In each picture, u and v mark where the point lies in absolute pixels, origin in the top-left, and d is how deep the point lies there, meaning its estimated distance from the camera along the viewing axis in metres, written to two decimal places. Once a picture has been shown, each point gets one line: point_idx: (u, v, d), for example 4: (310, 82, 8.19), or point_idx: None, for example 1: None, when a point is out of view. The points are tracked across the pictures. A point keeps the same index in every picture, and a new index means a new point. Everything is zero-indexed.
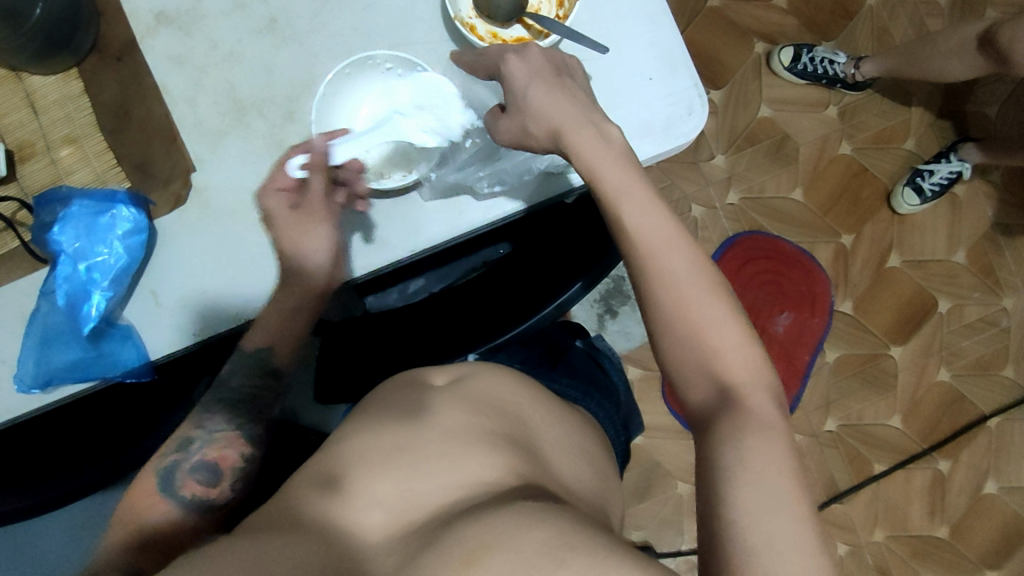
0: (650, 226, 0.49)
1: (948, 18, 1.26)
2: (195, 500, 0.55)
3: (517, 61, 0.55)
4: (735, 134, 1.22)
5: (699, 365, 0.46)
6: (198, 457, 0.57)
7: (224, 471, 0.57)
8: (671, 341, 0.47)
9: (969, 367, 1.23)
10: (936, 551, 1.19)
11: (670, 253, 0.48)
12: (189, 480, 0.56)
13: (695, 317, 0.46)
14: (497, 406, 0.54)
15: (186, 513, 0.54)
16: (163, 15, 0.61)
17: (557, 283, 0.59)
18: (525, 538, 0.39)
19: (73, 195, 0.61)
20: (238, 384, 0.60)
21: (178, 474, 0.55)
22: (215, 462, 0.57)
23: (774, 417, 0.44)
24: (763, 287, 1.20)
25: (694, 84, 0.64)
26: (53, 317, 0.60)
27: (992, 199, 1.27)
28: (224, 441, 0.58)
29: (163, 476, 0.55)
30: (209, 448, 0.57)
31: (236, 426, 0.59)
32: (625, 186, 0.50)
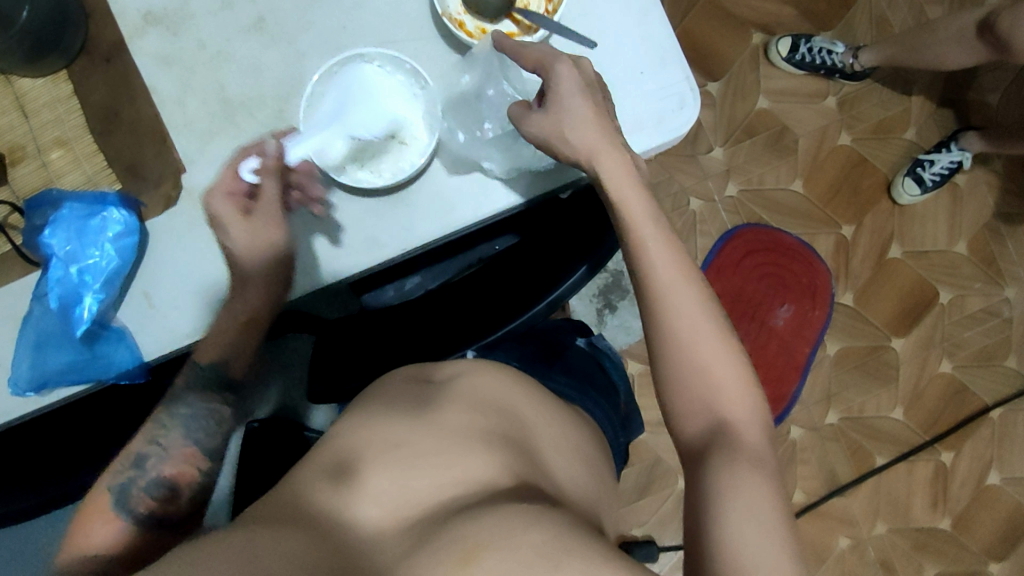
0: (663, 261, 0.54)
1: (948, 6, 1.25)
2: (153, 517, 0.52)
3: (569, 67, 0.55)
4: (733, 126, 1.21)
5: (699, 395, 0.51)
6: (154, 474, 0.54)
7: (181, 486, 0.55)
8: (674, 370, 0.52)
9: (972, 358, 1.22)
10: (939, 543, 1.19)
11: (680, 287, 0.53)
12: (143, 496, 0.53)
13: (700, 349, 0.51)
14: (493, 404, 0.54)
15: (141, 532, 0.51)
16: (150, 15, 0.62)
17: (552, 276, 0.58)
18: (522, 539, 0.39)
19: (63, 198, 0.61)
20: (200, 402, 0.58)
21: (134, 492, 0.53)
22: (173, 478, 0.54)
23: (766, 454, 0.48)
24: (763, 279, 1.19)
25: (686, 77, 0.63)
26: (44, 322, 0.60)
27: (994, 188, 1.26)
28: (180, 456, 0.56)
29: (117, 493, 0.52)
30: (165, 464, 0.55)
31: (194, 442, 0.57)
32: (644, 220, 0.55)
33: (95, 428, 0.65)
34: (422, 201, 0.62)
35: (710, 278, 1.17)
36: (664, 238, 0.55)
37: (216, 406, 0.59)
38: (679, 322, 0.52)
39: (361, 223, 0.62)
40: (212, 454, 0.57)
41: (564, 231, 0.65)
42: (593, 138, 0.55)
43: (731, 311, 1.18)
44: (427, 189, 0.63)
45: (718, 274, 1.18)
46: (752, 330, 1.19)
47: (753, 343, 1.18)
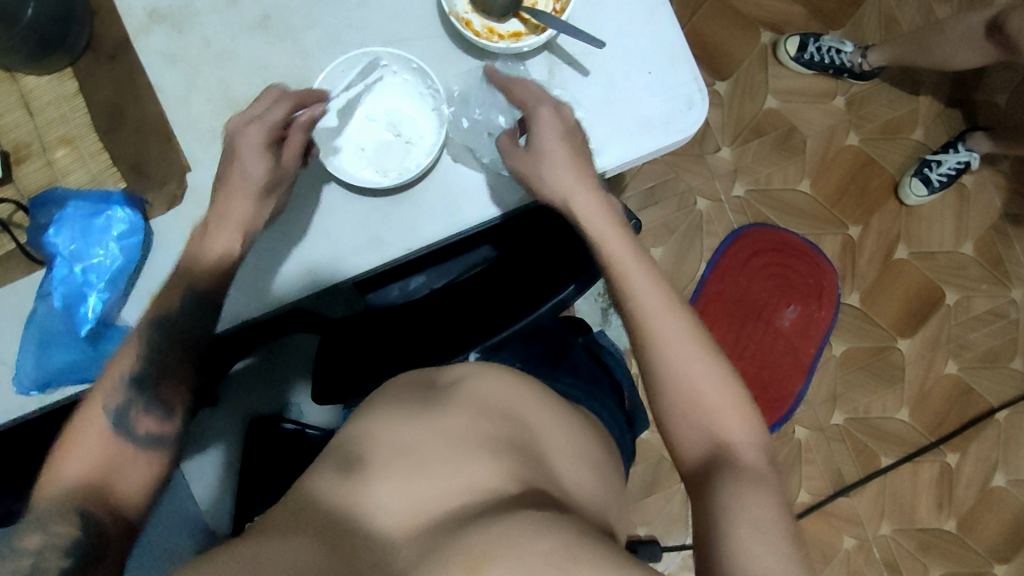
0: (650, 298, 0.56)
1: (956, 5, 1.24)
2: (149, 437, 0.52)
3: (548, 111, 0.59)
4: (741, 125, 1.20)
5: (694, 421, 0.52)
6: (150, 395, 0.53)
7: (172, 407, 0.54)
8: (668, 401, 0.53)
9: (978, 359, 1.22)
10: (944, 544, 1.18)
11: (666, 320, 0.55)
12: (141, 417, 0.52)
13: (693, 374, 0.53)
14: (500, 409, 0.54)
15: (138, 452, 0.51)
16: (155, 13, 0.62)
17: (546, 287, 0.57)
18: (530, 548, 0.39)
19: (68, 197, 0.60)
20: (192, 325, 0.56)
21: (131, 411, 0.52)
22: (166, 399, 0.54)
23: (768, 473, 0.49)
24: (770, 280, 1.18)
25: (694, 77, 0.63)
26: (49, 320, 0.60)
27: (1002, 189, 1.25)
28: (172, 377, 0.55)
29: (114, 411, 0.52)
30: (160, 384, 0.54)
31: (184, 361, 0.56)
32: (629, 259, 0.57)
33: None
34: (428, 200, 0.62)
35: (715, 277, 1.17)
36: (648, 274, 0.57)
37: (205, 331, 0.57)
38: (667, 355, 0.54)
39: (366, 224, 0.62)
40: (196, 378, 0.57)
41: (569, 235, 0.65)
42: (570, 182, 0.58)
43: (736, 311, 1.17)
44: (433, 192, 0.62)
45: (724, 273, 1.17)
46: (758, 329, 1.18)
47: (758, 343, 1.17)
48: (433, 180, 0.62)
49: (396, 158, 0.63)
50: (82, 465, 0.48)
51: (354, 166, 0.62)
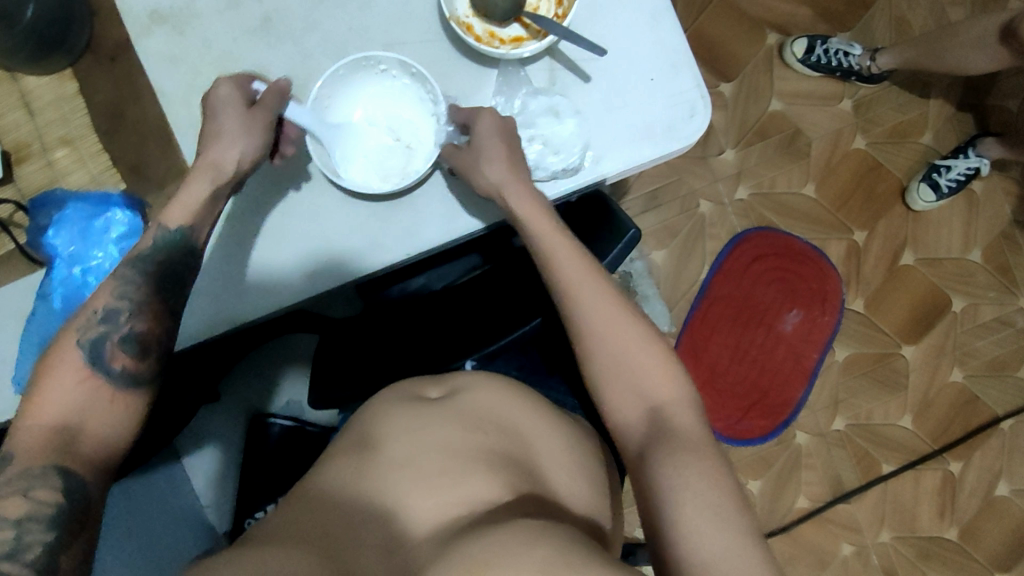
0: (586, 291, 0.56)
1: (969, 8, 1.23)
2: (127, 374, 0.48)
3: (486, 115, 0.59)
4: (746, 127, 1.19)
5: (640, 410, 0.53)
6: (127, 330, 0.50)
7: (149, 344, 0.51)
8: (614, 393, 0.55)
9: (983, 368, 1.21)
10: (945, 553, 1.17)
11: (607, 315, 0.56)
12: (117, 352, 0.48)
13: (641, 366, 0.54)
14: (493, 421, 0.54)
15: (114, 391, 0.47)
16: (156, 14, 0.60)
17: (516, 319, 0.60)
18: (524, 556, 0.38)
19: (68, 198, 0.61)
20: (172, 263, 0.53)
21: (108, 344, 0.48)
22: (143, 335, 0.50)
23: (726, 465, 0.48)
24: (773, 284, 1.17)
25: (697, 84, 0.63)
26: (47, 324, 0.58)
27: (1011, 195, 1.24)
28: (151, 313, 0.52)
29: (90, 345, 0.48)
30: (137, 319, 0.51)
31: (162, 298, 0.52)
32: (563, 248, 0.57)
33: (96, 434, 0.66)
34: (429, 208, 0.62)
35: (717, 281, 1.16)
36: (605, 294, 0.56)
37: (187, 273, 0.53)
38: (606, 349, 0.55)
39: (365, 228, 0.61)
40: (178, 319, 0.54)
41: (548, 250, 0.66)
42: (503, 175, 0.57)
43: (737, 316, 1.16)
44: (429, 196, 0.62)
45: (726, 278, 1.16)
46: (760, 335, 1.17)
47: (760, 349, 1.16)
48: (428, 187, 0.62)
49: (397, 164, 0.64)
50: (55, 403, 0.45)
51: (353, 171, 0.62)
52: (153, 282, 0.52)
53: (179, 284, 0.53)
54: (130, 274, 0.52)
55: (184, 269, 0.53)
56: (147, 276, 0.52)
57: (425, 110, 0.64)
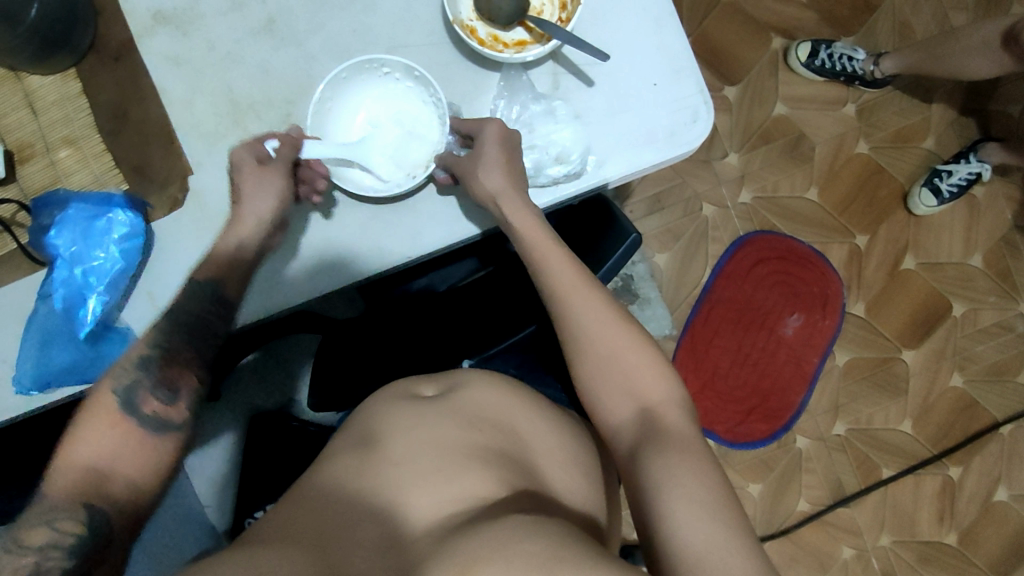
0: (576, 295, 0.56)
1: (972, 13, 1.23)
2: (158, 419, 0.49)
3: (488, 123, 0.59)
4: (749, 131, 1.19)
5: (630, 410, 0.53)
6: (158, 376, 0.51)
7: (181, 389, 0.52)
8: (606, 395, 0.55)
9: (984, 373, 1.21)
10: (944, 557, 1.17)
11: (598, 319, 0.56)
12: (150, 397, 0.50)
13: (633, 373, 0.54)
14: (490, 419, 0.54)
15: (147, 436, 0.48)
16: (159, 15, 0.61)
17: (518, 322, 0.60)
18: (518, 550, 0.38)
19: (70, 198, 0.61)
20: (199, 310, 0.55)
21: (140, 391, 0.50)
22: (173, 379, 0.52)
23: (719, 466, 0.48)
24: (775, 288, 1.17)
25: (699, 90, 0.63)
26: (50, 321, 0.60)
27: (1013, 201, 1.24)
28: (181, 358, 0.53)
29: (123, 394, 0.49)
30: (167, 365, 0.52)
31: (192, 345, 0.54)
32: (554, 256, 0.57)
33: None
34: (428, 211, 0.62)
35: (719, 284, 1.16)
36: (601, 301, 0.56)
37: (214, 318, 0.56)
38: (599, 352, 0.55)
39: (365, 230, 0.61)
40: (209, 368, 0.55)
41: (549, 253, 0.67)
42: (497, 181, 0.57)
43: (738, 319, 1.16)
44: (430, 199, 0.62)
45: (728, 281, 1.16)
46: (761, 339, 1.17)
47: (761, 353, 1.17)
48: (430, 190, 0.62)
49: (417, 151, 0.63)
50: (88, 449, 0.46)
51: (382, 172, 0.62)
52: (181, 327, 0.54)
53: (209, 334, 0.55)
54: (163, 327, 0.54)
55: (213, 317, 0.55)
56: (174, 324, 0.54)
57: (422, 100, 0.64)
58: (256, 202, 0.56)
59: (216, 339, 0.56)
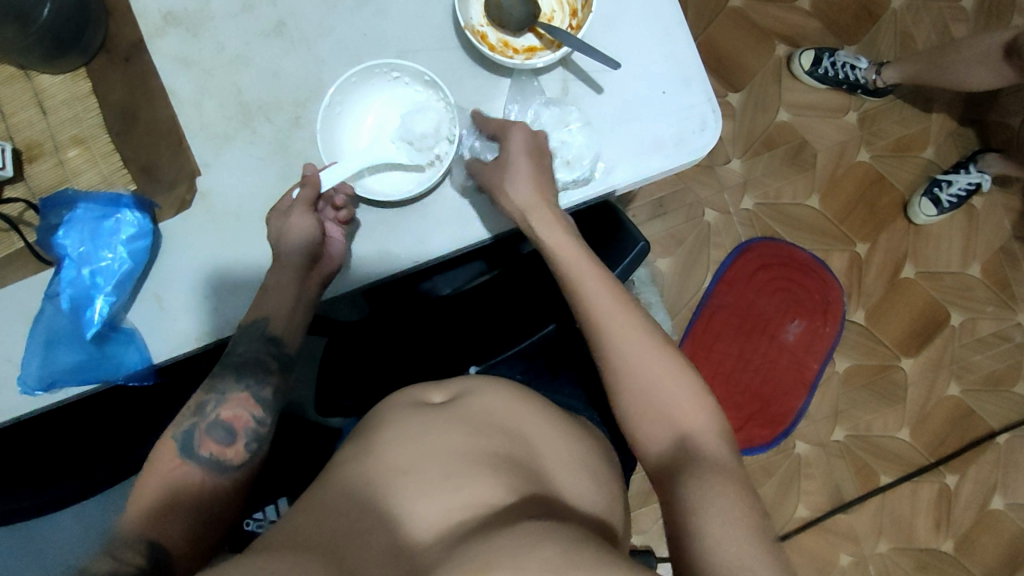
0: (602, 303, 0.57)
1: (973, 25, 1.24)
2: (214, 460, 0.54)
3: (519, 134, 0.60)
4: (752, 138, 1.20)
5: (651, 416, 0.55)
6: (214, 418, 0.56)
7: (238, 431, 0.56)
8: (629, 398, 0.56)
9: (981, 382, 1.22)
10: (941, 565, 1.18)
11: (621, 325, 0.57)
12: (207, 440, 0.55)
13: (658, 379, 0.55)
14: (499, 425, 0.54)
15: (206, 475, 0.54)
16: (170, 16, 0.61)
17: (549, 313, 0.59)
18: (532, 558, 0.39)
19: (79, 198, 0.61)
20: (249, 351, 0.59)
21: (196, 434, 0.55)
22: (230, 421, 0.56)
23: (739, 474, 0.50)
24: (775, 295, 1.18)
25: (707, 99, 0.63)
26: (56, 321, 0.60)
27: (1011, 212, 1.25)
28: (237, 402, 0.58)
29: (182, 438, 0.55)
30: (222, 408, 0.57)
31: (245, 387, 0.58)
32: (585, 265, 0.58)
33: (104, 429, 0.65)
34: (436, 217, 0.62)
35: (720, 289, 1.17)
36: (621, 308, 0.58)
37: (264, 356, 0.59)
38: (625, 358, 0.57)
39: (373, 234, 0.62)
40: (268, 404, 0.59)
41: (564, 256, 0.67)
42: (527, 191, 0.59)
43: (739, 325, 1.17)
44: (443, 201, 0.62)
45: (730, 287, 1.17)
46: (762, 345, 1.18)
47: (763, 358, 1.17)
48: (443, 192, 0.62)
49: (422, 122, 0.62)
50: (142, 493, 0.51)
51: (403, 160, 0.62)
52: (233, 371, 0.58)
53: (262, 372, 0.59)
54: (219, 372, 0.59)
55: (263, 355, 0.59)
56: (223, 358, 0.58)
57: (427, 96, 0.63)
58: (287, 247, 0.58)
59: (270, 377, 0.60)
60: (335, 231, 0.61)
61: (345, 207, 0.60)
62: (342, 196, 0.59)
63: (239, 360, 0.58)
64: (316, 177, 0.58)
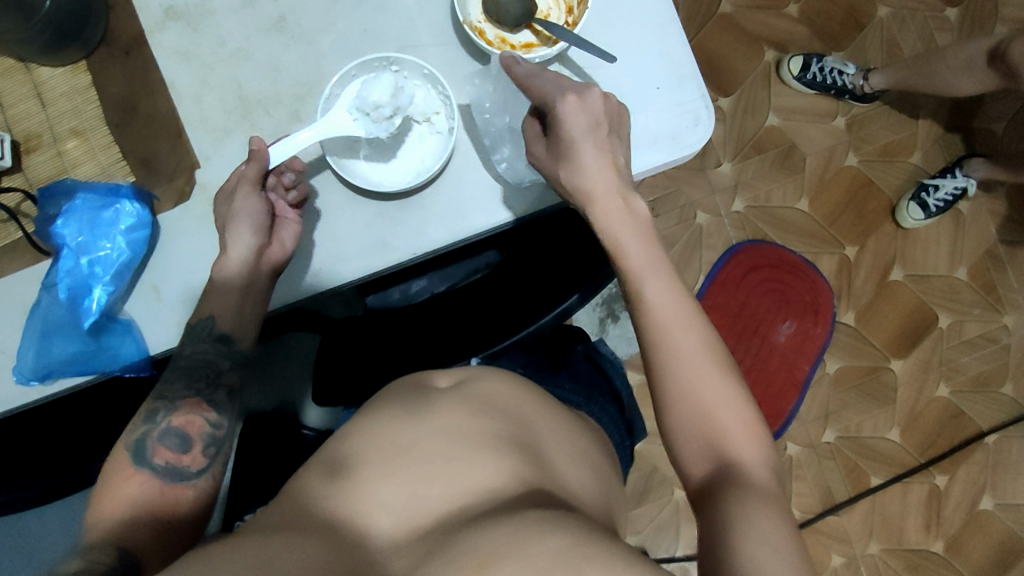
0: (665, 306, 0.56)
1: (957, 33, 1.26)
2: (170, 468, 0.53)
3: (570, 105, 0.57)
4: (742, 141, 1.21)
5: (684, 406, 0.55)
6: (166, 425, 0.55)
7: (192, 437, 0.55)
8: (669, 384, 0.55)
9: (969, 383, 1.23)
10: (931, 565, 1.19)
11: (683, 333, 0.56)
12: (161, 448, 0.54)
13: (701, 372, 0.55)
14: (502, 409, 0.55)
15: (164, 485, 0.52)
16: (171, 11, 0.62)
17: (541, 303, 0.58)
18: (536, 548, 0.39)
19: (77, 188, 0.61)
20: (197, 352, 0.58)
21: (149, 443, 0.54)
22: (183, 427, 0.55)
23: (764, 488, 0.51)
24: (767, 295, 1.20)
25: (701, 94, 0.64)
26: (53, 311, 0.60)
27: (996, 216, 1.27)
28: (187, 408, 0.57)
29: (134, 448, 0.53)
30: (174, 414, 0.56)
31: (197, 392, 0.57)
32: (647, 270, 0.57)
33: (101, 424, 0.64)
34: (436, 208, 0.63)
35: (712, 291, 1.18)
36: (671, 288, 0.57)
37: (215, 359, 0.58)
38: (681, 363, 0.55)
39: (372, 226, 0.62)
40: (222, 408, 0.58)
41: (589, 235, 0.66)
42: (594, 185, 0.58)
43: (732, 326, 1.18)
44: (438, 196, 0.63)
45: (721, 288, 1.19)
46: (754, 345, 1.20)
47: (754, 359, 1.19)
48: (439, 187, 0.63)
49: (376, 91, 0.60)
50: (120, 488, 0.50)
51: (359, 134, 0.60)
52: (183, 376, 0.57)
53: (214, 375, 0.58)
54: (167, 378, 0.57)
55: (213, 356, 0.58)
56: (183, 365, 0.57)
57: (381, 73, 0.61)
58: (238, 239, 0.57)
59: (223, 380, 0.59)
60: (288, 213, 0.60)
61: (294, 186, 0.60)
62: (290, 172, 0.60)
63: (188, 363, 0.58)
64: (263, 153, 0.57)
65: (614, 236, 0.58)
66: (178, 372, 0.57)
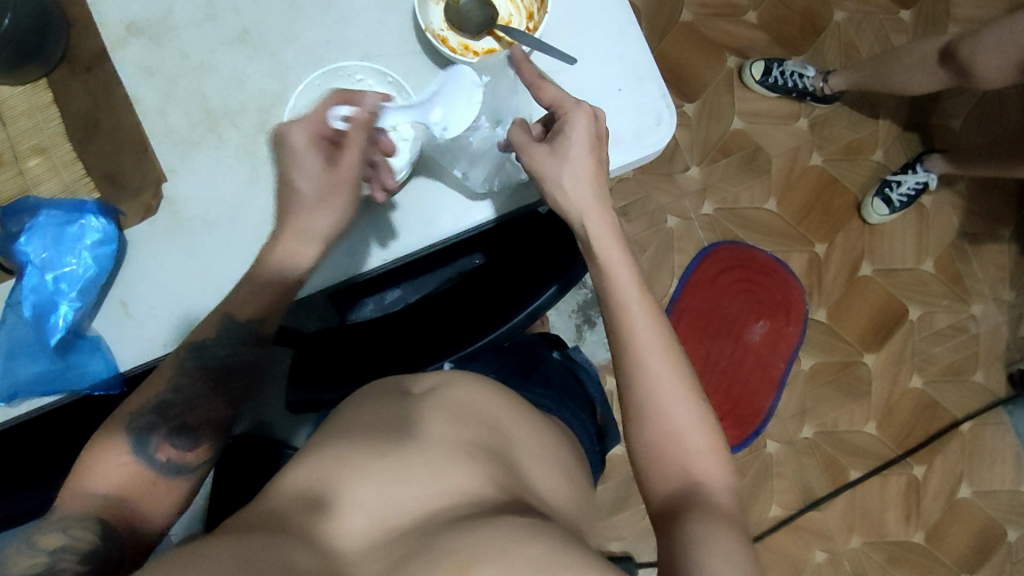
0: (645, 326, 0.57)
1: (913, 33, 1.30)
2: (169, 464, 0.55)
3: (586, 120, 0.57)
4: (708, 146, 1.24)
5: (656, 424, 0.55)
6: (176, 423, 0.56)
7: (197, 437, 0.57)
8: (644, 403, 0.56)
9: (942, 373, 1.25)
10: (913, 556, 1.20)
11: (661, 355, 0.56)
12: (164, 444, 0.55)
13: (673, 395, 0.55)
14: (476, 416, 0.55)
15: (157, 477, 0.54)
16: (133, 26, 0.62)
17: (513, 302, 0.57)
18: (514, 553, 0.38)
19: (40, 205, 0.61)
20: (227, 353, 0.58)
21: (155, 436, 0.55)
22: (191, 427, 0.57)
23: (727, 513, 0.51)
24: (740, 296, 1.22)
25: (661, 95, 0.65)
26: (19, 330, 0.59)
27: (959, 209, 1.30)
28: (200, 407, 0.58)
29: (138, 436, 0.54)
30: (187, 414, 0.57)
31: (214, 391, 0.58)
32: (632, 289, 0.58)
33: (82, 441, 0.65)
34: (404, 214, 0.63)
35: (686, 293, 1.20)
36: (648, 312, 0.58)
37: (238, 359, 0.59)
38: (655, 382, 0.56)
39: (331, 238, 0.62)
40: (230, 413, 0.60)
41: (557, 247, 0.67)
42: (586, 201, 0.58)
43: (707, 328, 1.20)
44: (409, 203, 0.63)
45: (695, 290, 1.20)
46: (728, 346, 1.21)
47: (728, 359, 1.20)
48: (405, 195, 0.63)
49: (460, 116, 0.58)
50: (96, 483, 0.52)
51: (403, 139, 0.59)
52: (206, 374, 0.58)
53: (230, 374, 0.59)
54: (190, 368, 0.57)
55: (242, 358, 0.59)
56: (199, 368, 0.57)
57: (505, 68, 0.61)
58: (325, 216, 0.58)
59: (237, 381, 0.60)
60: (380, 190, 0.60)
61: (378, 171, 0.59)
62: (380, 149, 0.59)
63: (216, 362, 0.58)
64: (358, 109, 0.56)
65: (605, 249, 0.59)
66: (203, 367, 0.57)
